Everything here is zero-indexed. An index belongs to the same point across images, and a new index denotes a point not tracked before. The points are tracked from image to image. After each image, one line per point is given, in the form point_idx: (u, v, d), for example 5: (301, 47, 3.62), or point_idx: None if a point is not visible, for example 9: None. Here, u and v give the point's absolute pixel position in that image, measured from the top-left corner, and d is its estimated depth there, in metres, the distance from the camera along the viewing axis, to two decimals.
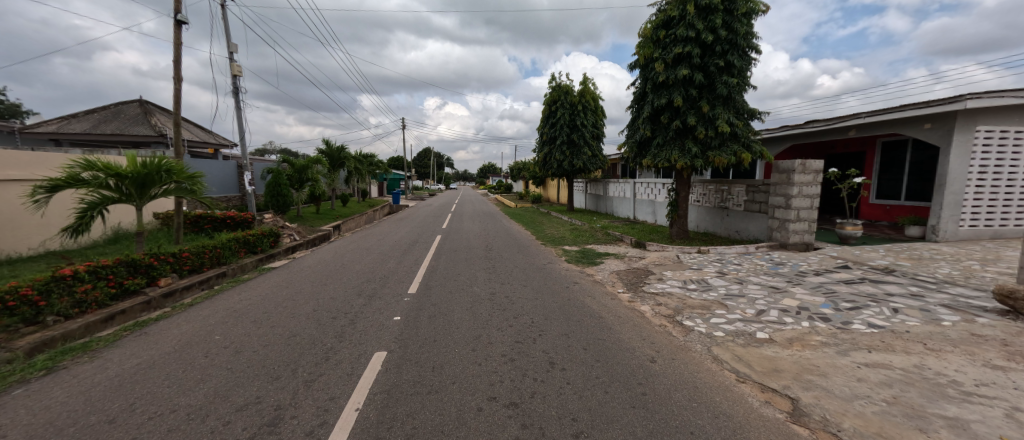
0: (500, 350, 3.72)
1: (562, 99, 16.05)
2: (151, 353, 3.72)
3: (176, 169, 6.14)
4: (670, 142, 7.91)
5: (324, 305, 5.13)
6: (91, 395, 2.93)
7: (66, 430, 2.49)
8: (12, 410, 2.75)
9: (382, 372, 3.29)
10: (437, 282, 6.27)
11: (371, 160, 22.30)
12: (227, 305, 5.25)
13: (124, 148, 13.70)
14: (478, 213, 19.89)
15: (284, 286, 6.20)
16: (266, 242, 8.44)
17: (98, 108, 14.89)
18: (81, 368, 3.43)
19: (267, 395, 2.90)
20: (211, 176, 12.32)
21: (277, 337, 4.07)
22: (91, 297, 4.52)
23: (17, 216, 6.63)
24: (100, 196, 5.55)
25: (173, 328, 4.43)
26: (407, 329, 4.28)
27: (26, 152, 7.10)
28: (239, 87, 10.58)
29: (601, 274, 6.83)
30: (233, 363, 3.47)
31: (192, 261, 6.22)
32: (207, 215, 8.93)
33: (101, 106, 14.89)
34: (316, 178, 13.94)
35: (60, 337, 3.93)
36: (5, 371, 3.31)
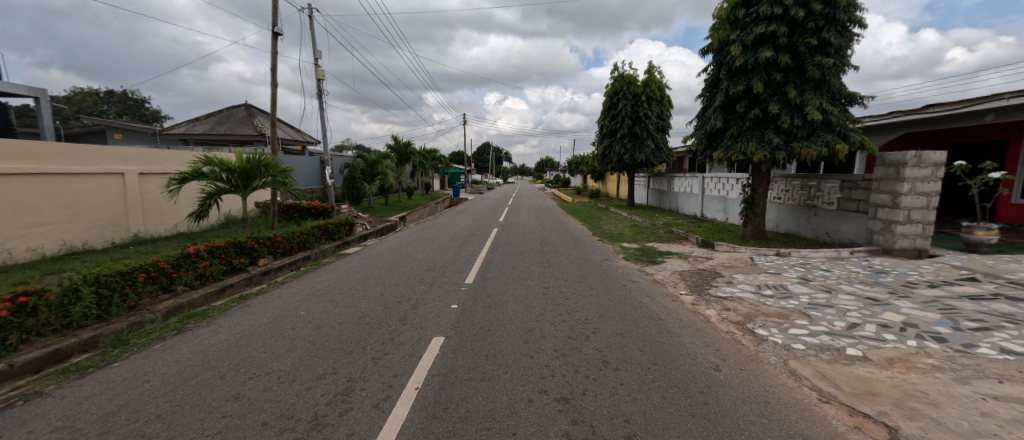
0: (552, 345, 3.62)
1: (624, 90, 15.35)
2: (252, 323, 4.15)
3: (272, 164, 6.78)
4: (747, 133, 7.21)
5: (389, 290, 5.41)
6: (209, 353, 3.37)
7: (172, 385, 2.85)
8: (137, 362, 3.24)
9: (440, 356, 3.35)
10: (492, 274, 6.32)
11: (435, 155, 23.30)
12: (309, 285, 5.74)
13: (233, 147, 15.55)
14: (535, 207, 19.87)
15: (356, 270, 6.64)
16: (342, 230, 9.09)
17: (214, 112, 17.00)
18: (205, 329, 3.96)
19: (340, 368, 3.11)
20: (300, 170, 13.57)
21: (350, 316, 4.36)
22: (209, 272, 5.16)
23: (159, 203, 7.96)
24: (216, 188, 6.33)
25: (270, 302, 4.92)
26: (464, 317, 4.35)
27: (167, 150, 8.41)
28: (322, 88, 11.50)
29: (662, 274, 6.42)
30: (314, 337, 3.76)
31: (284, 245, 6.90)
32: (296, 204, 9.92)
33: (216, 111, 16.99)
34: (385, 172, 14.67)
35: (186, 304, 4.52)
36: (150, 330, 3.91)
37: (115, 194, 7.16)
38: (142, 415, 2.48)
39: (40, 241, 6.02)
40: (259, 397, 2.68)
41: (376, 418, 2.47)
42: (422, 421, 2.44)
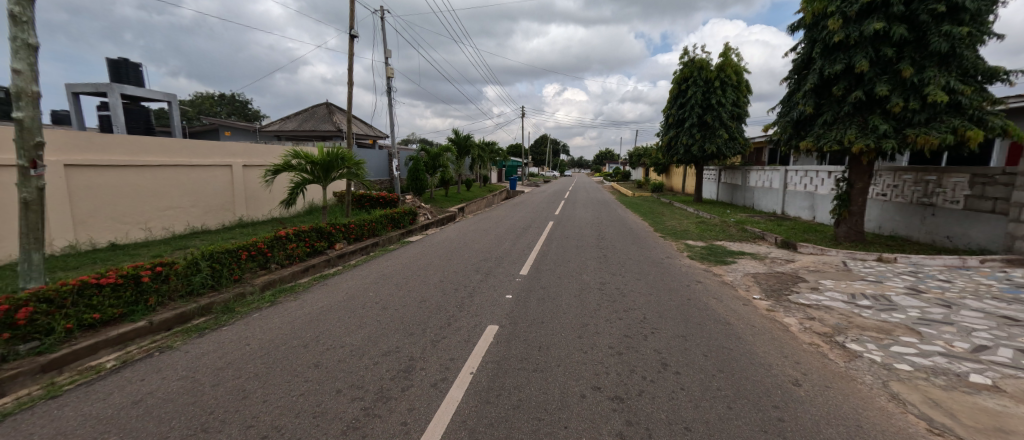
0: (607, 342, 3.44)
1: (695, 76, 14.28)
2: (329, 300, 4.69)
3: (348, 157, 7.23)
4: (845, 119, 6.32)
5: (448, 277, 5.54)
6: (295, 325, 3.99)
7: (256, 363, 3.17)
8: (229, 337, 3.70)
9: (495, 344, 3.37)
10: (547, 266, 6.21)
11: (493, 148, 23.58)
12: (376, 269, 6.10)
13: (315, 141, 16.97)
14: (592, 200, 19.31)
15: (418, 257, 6.91)
16: (406, 219, 9.51)
17: (301, 111, 18.68)
18: (291, 303, 4.65)
19: (403, 348, 3.34)
20: (371, 163, 14.43)
21: (413, 299, 4.59)
22: (296, 252, 5.94)
23: (259, 192, 9.17)
24: (302, 178, 6.97)
25: (345, 281, 5.53)
26: (518, 307, 4.30)
27: (266, 146, 9.46)
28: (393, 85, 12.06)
29: (732, 275, 5.88)
30: (381, 317, 4.09)
31: (357, 231, 7.42)
32: (368, 195, 10.57)
33: (303, 110, 18.66)
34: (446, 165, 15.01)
35: (278, 280, 5.31)
36: (249, 301, 4.68)
37: (226, 183, 8.36)
38: (244, 373, 2.98)
39: (172, 222, 7.25)
40: (335, 366, 3.08)
41: (433, 397, 2.61)
42: (475, 405, 2.51)
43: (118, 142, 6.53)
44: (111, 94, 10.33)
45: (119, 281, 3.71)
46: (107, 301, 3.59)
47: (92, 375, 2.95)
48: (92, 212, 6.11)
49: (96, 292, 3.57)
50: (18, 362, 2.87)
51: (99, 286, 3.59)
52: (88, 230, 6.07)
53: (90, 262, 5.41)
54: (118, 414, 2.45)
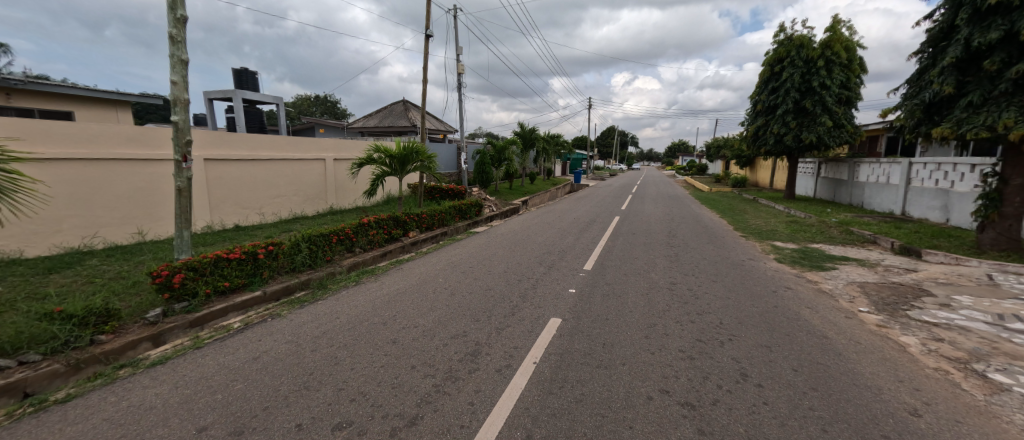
0: (678, 344, 3.16)
1: (793, 56, 12.71)
2: (402, 284, 4.96)
3: (421, 151, 7.53)
4: (1000, 98, 5.14)
5: (511, 268, 5.54)
6: (373, 304, 4.29)
7: (334, 340, 3.44)
8: (312, 316, 4.07)
9: (557, 336, 3.27)
10: (613, 262, 5.94)
11: (559, 140, 23.25)
12: (445, 257, 6.32)
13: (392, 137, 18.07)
14: (663, 195, 18.22)
15: (483, 248, 7.02)
16: (472, 211, 9.69)
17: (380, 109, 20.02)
18: (373, 284, 5.05)
19: (471, 332, 3.40)
20: (440, 156, 14.99)
21: (479, 286, 4.67)
22: (376, 238, 6.40)
23: (348, 183, 9.98)
24: (382, 171, 7.44)
25: (417, 267, 5.82)
26: (582, 302, 4.14)
27: (353, 141, 10.24)
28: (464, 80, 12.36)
29: (832, 283, 5.11)
30: (450, 302, 4.20)
31: (428, 221, 7.76)
32: (438, 186, 10.99)
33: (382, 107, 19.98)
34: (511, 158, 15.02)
35: (361, 262, 5.82)
36: (339, 280, 5.23)
37: (321, 175, 9.20)
38: (333, 343, 3.37)
39: (280, 208, 8.23)
40: (409, 344, 3.24)
41: (498, 382, 2.63)
42: (540, 394, 2.47)
43: (242, 139, 7.52)
44: (235, 99, 11.96)
45: (242, 256, 4.49)
46: (234, 272, 4.38)
47: (224, 333, 3.71)
48: (223, 200, 7.18)
49: (226, 265, 4.35)
50: (175, 318, 3.76)
51: (228, 260, 4.38)
52: (220, 213, 7.14)
53: (222, 239, 6.45)
54: (241, 365, 3.09)
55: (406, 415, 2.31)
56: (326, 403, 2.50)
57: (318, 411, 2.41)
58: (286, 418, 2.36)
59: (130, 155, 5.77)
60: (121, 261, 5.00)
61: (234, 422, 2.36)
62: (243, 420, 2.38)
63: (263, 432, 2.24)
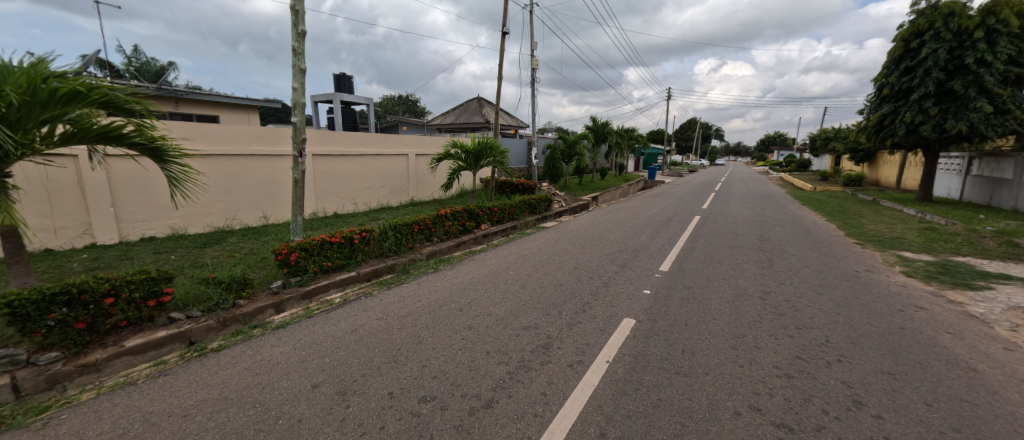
0: (769, 359, 2.91)
1: (937, 29, 10.67)
2: (475, 274, 5.21)
3: (494, 146, 7.76)
4: None
5: (582, 265, 5.51)
6: (450, 291, 4.58)
7: (416, 321, 3.75)
8: (397, 297, 4.47)
9: (632, 337, 3.21)
10: (693, 265, 5.60)
11: (635, 134, 22.28)
12: (516, 250, 6.48)
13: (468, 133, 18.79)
14: (753, 194, 16.59)
15: (553, 243, 7.05)
16: (542, 206, 9.75)
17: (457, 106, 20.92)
18: (449, 271, 5.38)
19: (542, 325, 3.48)
20: (514, 152, 15.28)
21: (549, 281, 4.73)
22: (451, 229, 6.76)
23: (427, 177, 10.65)
24: (457, 165, 7.84)
25: (490, 258, 6.05)
26: (658, 305, 3.99)
27: (433, 137, 10.88)
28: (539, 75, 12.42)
29: (979, 306, 4.26)
30: (521, 294, 4.31)
31: (499, 214, 7.99)
32: (509, 181, 11.24)
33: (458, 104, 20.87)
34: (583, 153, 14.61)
35: (438, 251, 6.20)
36: (419, 266, 5.65)
37: (404, 169, 9.94)
38: (417, 324, 3.67)
39: (369, 199, 9.09)
40: (484, 331, 3.41)
41: (570, 376, 2.67)
42: (614, 393, 2.46)
43: (341, 136, 8.40)
44: (335, 100, 13.38)
45: (341, 240, 5.02)
46: (335, 254, 4.93)
47: (328, 306, 4.25)
48: (324, 190, 8.13)
49: (329, 247, 4.89)
50: (292, 290, 4.38)
51: (330, 243, 4.92)
52: (323, 202, 8.11)
53: (325, 225, 7.28)
54: (343, 335, 3.52)
55: (484, 397, 2.47)
56: (411, 376, 2.76)
57: (406, 383, 2.68)
58: (380, 386, 2.66)
59: (259, 151, 6.75)
60: (249, 239, 5.96)
61: (338, 383, 2.72)
62: (346, 382, 2.73)
63: (362, 395, 2.55)
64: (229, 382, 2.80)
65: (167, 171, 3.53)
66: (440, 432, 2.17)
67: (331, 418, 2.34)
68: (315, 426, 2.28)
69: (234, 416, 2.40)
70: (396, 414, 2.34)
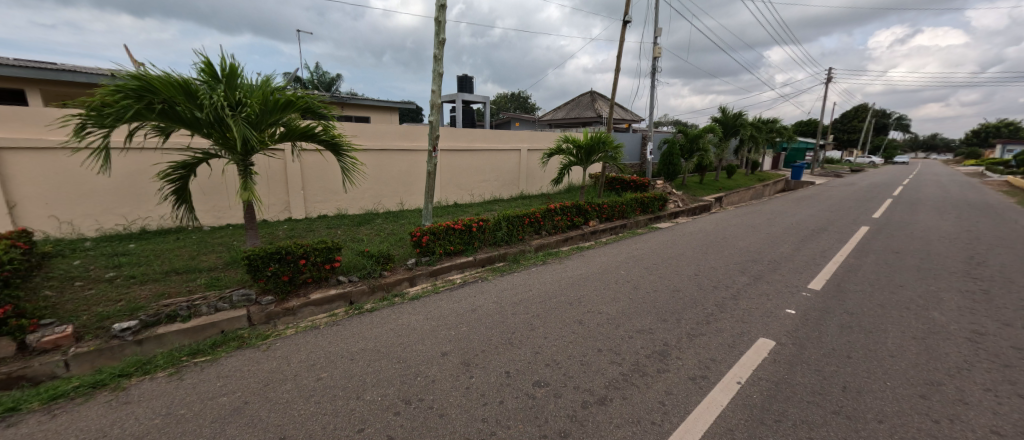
0: (966, 414, 2.33)
1: None
2: (585, 270, 5.24)
3: (608, 141, 7.61)
4: None
5: (705, 272, 5.10)
6: (560, 284, 4.70)
7: (530, 308, 3.98)
8: (509, 284, 4.77)
9: (770, 362, 2.90)
10: (855, 286, 4.68)
11: (775, 127, 19.39)
12: (627, 250, 6.32)
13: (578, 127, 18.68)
14: (947, 201, 12.97)
15: (669, 245, 6.63)
16: (656, 205, 9.15)
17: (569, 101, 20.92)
18: (557, 265, 5.51)
19: (657, 331, 3.38)
20: (628, 147, 14.71)
21: (664, 285, 4.51)
22: (560, 224, 6.84)
23: (538, 172, 10.96)
24: (568, 160, 7.90)
25: (598, 255, 6.01)
26: (805, 328, 3.49)
27: (546, 134, 11.12)
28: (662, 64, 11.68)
29: None
30: (634, 296, 4.21)
31: (609, 212, 7.80)
32: (619, 177, 10.89)
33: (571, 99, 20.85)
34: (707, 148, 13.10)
35: (546, 245, 6.35)
36: (529, 257, 5.90)
37: (516, 163, 10.39)
38: (529, 311, 3.88)
39: (484, 191, 9.75)
40: (595, 328, 3.45)
41: (692, 391, 2.55)
42: (746, 420, 2.29)
43: (462, 132, 9.18)
44: (457, 100, 14.64)
45: (461, 227, 5.51)
46: (455, 239, 5.44)
47: (450, 285, 4.76)
48: (448, 181, 8.99)
49: (451, 233, 5.42)
50: (423, 268, 5.00)
51: (452, 229, 5.45)
52: (445, 192, 8.98)
53: (448, 213, 8.04)
54: (464, 312, 3.92)
55: (597, 393, 2.54)
56: (526, 360, 2.95)
57: (521, 365, 2.88)
58: (498, 363, 2.92)
59: (400, 145, 7.79)
60: (389, 222, 6.94)
61: (462, 354, 3.07)
62: (469, 354, 3.06)
63: (483, 369, 2.84)
64: (379, 339, 3.38)
65: (342, 162, 4.35)
66: (555, 417, 2.31)
67: (458, 383, 2.66)
68: (444, 388, 2.62)
69: (383, 367, 2.89)
70: (513, 393, 2.55)
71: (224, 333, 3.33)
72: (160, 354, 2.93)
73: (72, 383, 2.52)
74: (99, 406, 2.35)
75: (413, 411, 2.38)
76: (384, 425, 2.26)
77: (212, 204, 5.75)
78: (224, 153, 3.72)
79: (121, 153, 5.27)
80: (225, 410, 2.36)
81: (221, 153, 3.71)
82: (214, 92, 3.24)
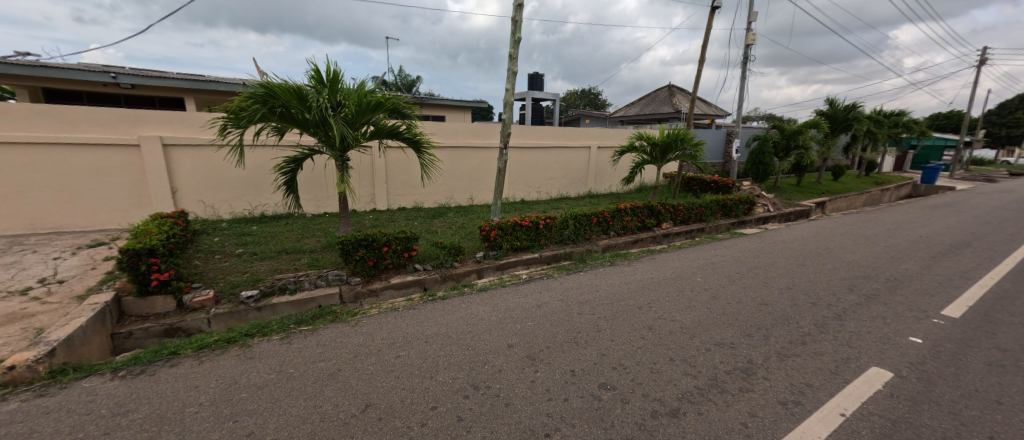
0: None
1: None
2: (657, 274, 5.06)
3: (688, 138, 7.18)
4: None
5: (800, 286, 4.61)
6: (630, 287, 4.59)
7: (599, 309, 3.97)
8: (574, 282, 4.81)
9: (885, 396, 2.54)
10: (1006, 316, 3.88)
11: (903, 121, 16.28)
12: (705, 256, 5.95)
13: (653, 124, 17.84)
14: None
15: (756, 254, 6.09)
16: (741, 209, 8.46)
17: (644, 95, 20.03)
18: (626, 267, 5.38)
19: (740, 346, 3.16)
20: (710, 144, 13.75)
21: (749, 298, 4.18)
22: (629, 225, 6.65)
23: (608, 170, 10.72)
24: (642, 158, 7.65)
25: (671, 260, 5.75)
26: (936, 361, 2.98)
27: (620, 131, 10.80)
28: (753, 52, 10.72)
29: None
30: (713, 306, 3.97)
31: (684, 214, 7.40)
32: (698, 177, 10.25)
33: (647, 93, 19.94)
34: (809, 146, 11.52)
35: (614, 245, 6.23)
36: (596, 257, 5.83)
37: (585, 161, 10.26)
38: (596, 312, 3.87)
39: (551, 188, 9.79)
40: (666, 336, 3.34)
41: (782, 417, 2.36)
42: None
43: (532, 130, 9.29)
44: (527, 98, 14.85)
45: (528, 224, 5.61)
46: (522, 235, 5.56)
47: (516, 280, 4.91)
48: (515, 178, 9.17)
49: (518, 229, 5.56)
50: (490, 261, 5.19)
51: (519, 225, 5.58)
52: (513, 189, 9.19)
53: (515, 209, 8.22)
54: (530, 308, 4.02)
55: (668, 404, 2.47)
56: (592, 361, 2.97)
57: (587, 365, 2.91)
58: (563, 361, 2.97)
59: (472, 143, 8.11)
60: (460, 216, 7.29)
61: (528, 348, 3.16)
62: (534, 349, 3.15)
63: (548, 365, 2.90)
64: (449, 325, 3.61)
65: (421, 158, 4.69)
66: (622, 423, 2.30)
67: (523, 376, 2.76)
68: (510, 378, 2.73)
69: (454, 352, 3.10)
70: (579, 392, 2.59)
71: (321, 307, 3.80)
72: (274, 320, 3.45)
73: (212, 337, 3.08)
74: (231, 359, 2.84)
75: (481, 397, 2.53)
76: (455, 406, 2.43)
77: (312, 195, 6.52)
78: (326, 149, 4.24)
79: (250, 149, 6.18)
80: (323, 374, 2.71)
81: (322, 149, 4.21)
82: (320, 96, 3.72)
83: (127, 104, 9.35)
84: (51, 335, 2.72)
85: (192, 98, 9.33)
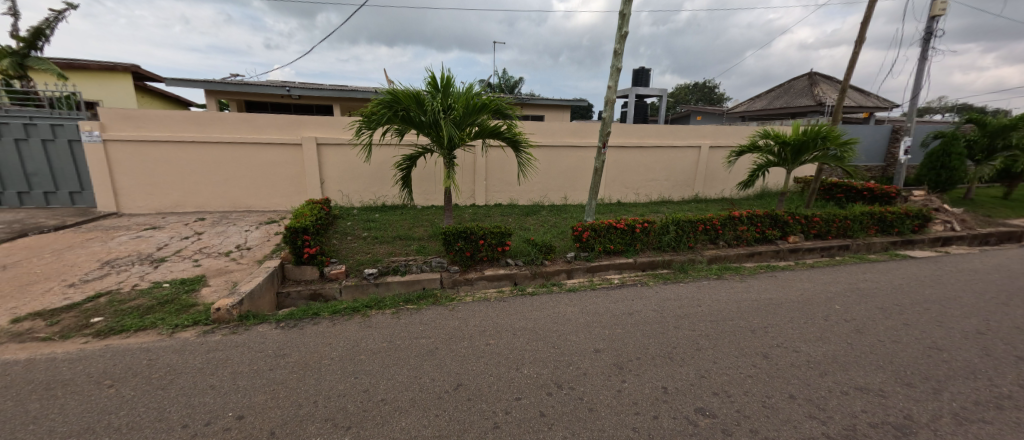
0: None
1: None
2: (781, 295, 4.53)
3: (832, 136, 6.20)
4: None
5: (994, 331, 3.67)
6: (741, 306, 4.19)
7: (706, 325, 3.73)
8: (670, 292, 4.61)
9: None
10: None
11: None
12: (849, 279, 5.12)
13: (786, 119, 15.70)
14: None
15: (924, 283, 5.00)
16: (907, 225, 6.97)
17: (776, 87, 17.68)
18: (735, 283, 4.92)
19: (892, 397, 2.68)
20: (863, 144, 11.62)
21: (912, 339, 3.48)
22: (745, 236, 6.03)
23: (722, 173, 9.80)
24: (767, 160, 6.86)
25: (798, 280, 5.08)
26: None
27: (740, 130, 9.76)
28: (934, 29, 8.77)
29: None
30: (853, 341, 3.43)
31: (821, 227, 6.42)
32: (844, 184, 8.81)
33: (780, 85, 17.56)
34: None
35: (722, 257, 5.75)
36: (700, 268, 5.43)
37: (693, 163, 9.53)
38: (696, 329, 3.65)
39: (651, 190, 9.34)
40: (784, 368, 3.01)
41: None
42: None
43: (632, 129, 8.98)
44: (631, 95, 14.36)
45: (624, 227, 5.49)
46: (617, 238, 5.46)
47: (607, 283, 4.86)
48: (612, 178, 8.98)
49: (613, 232, 5.47)
50: (580, 262, 5.20)
51: (614, 228, 5.49)
52: (609, 190, 9.02)
53: (609, 211, 8.06)
54: (621, 314, 3.96)
55: None
56: (687, 381, 2.83)
57: (681, 385, 2.78)
58: (654, 375, 2.89)
59: (571, 142, 8.14)
60: (552, 214, 7.42)
61: (616, 356, 3.14)
62: (623, 358, 3.11)
63: (637, 378, 2.85)
64: (538, 321, 3.76)
65: (519, 157, 4.89)
66: None
67: (610, 384, 2.76)
68: (595, 383, 2.76)
69: (539, 348, 3.23)
70: (670, 411, 2.50)
71: (426, 289, 4.26)
72: (388, 296, 3.98)
73: (344, 306, 3.67)
74: (356, 324, 3.38)
75: (564, 396, 2.61)
76: (538, 401, 2.55)
77: (424, 188, 7.26)
78: (437, 149, 4.70)
79: (378, 147, 7.11)
80: (423, 349, 3.07)
81: (433, 148, 4.69)
82: (435, 100, 4.15)
83: (296, 110, 11.56)
84: (241, 289, 3.56)
85: (339, 104, 11.06)
